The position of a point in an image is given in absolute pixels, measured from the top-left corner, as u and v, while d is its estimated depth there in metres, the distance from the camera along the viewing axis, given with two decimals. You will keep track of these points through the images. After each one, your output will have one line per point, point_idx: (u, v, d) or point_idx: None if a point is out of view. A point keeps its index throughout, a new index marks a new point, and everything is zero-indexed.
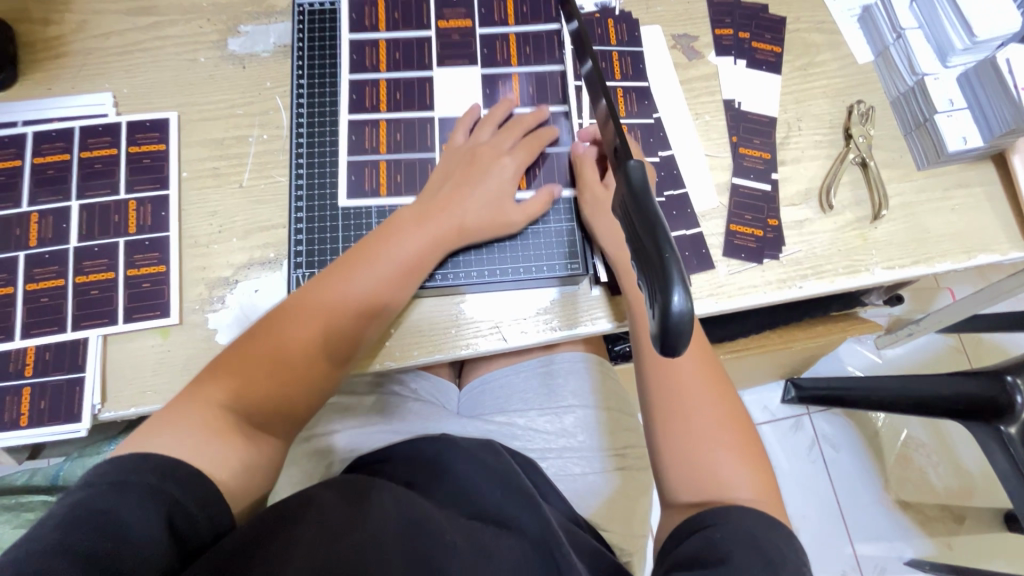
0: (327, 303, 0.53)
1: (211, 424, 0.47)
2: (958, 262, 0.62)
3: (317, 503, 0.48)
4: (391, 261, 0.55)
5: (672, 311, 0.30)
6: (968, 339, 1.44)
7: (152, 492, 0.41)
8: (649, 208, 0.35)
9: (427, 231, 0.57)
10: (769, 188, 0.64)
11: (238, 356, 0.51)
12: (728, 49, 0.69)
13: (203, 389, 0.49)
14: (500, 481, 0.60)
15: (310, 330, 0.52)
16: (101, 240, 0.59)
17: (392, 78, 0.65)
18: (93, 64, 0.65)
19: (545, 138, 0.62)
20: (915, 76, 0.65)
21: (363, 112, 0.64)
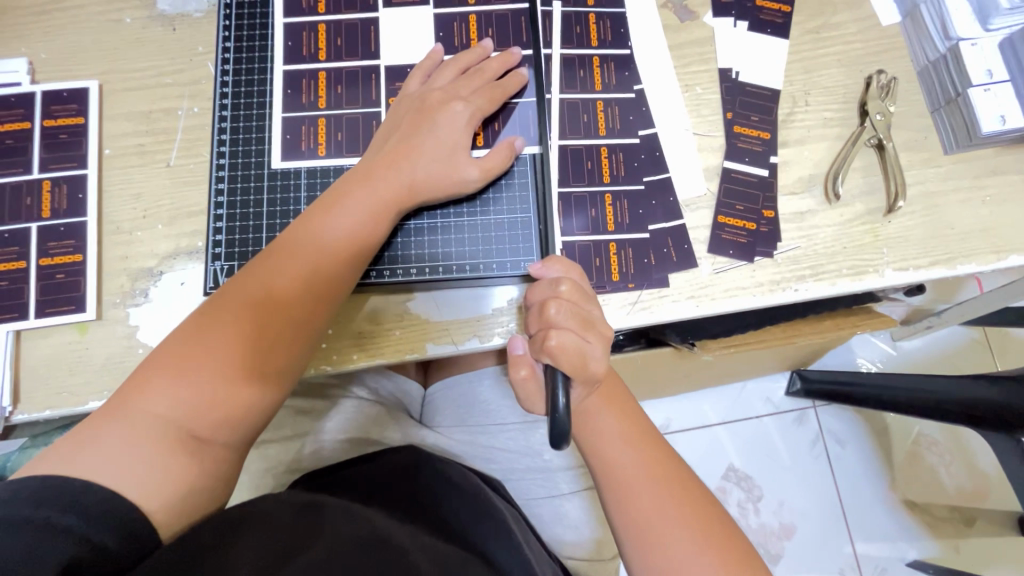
0: (270, 288, 0.46)
1: (140, 435, 0.40)
2: (985, 263, 0.54)
3: (261, 515, 0.42)
4: (338, 225, 0.48)
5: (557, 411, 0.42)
6: (993, 332, 1.33)
7: (56, 529, 0.34)
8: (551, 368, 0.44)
9: (379, 190, 0.49)
10: (766, 174, 0.56)
11: (158, 358, 0.43)
12: (727, 9, 0.59)
13: (129, 394, 0.42)
14: (461, 500, 0.56)
15: (261, 306, 0.45)
16: (12, 225, 0.54)
17: (332, 21, 0.57)
18: (7, 25, 0.59)
19: (508, 86, 0.54)
20: (949, 42, 0.54)
21: (300, 61, 0.57)
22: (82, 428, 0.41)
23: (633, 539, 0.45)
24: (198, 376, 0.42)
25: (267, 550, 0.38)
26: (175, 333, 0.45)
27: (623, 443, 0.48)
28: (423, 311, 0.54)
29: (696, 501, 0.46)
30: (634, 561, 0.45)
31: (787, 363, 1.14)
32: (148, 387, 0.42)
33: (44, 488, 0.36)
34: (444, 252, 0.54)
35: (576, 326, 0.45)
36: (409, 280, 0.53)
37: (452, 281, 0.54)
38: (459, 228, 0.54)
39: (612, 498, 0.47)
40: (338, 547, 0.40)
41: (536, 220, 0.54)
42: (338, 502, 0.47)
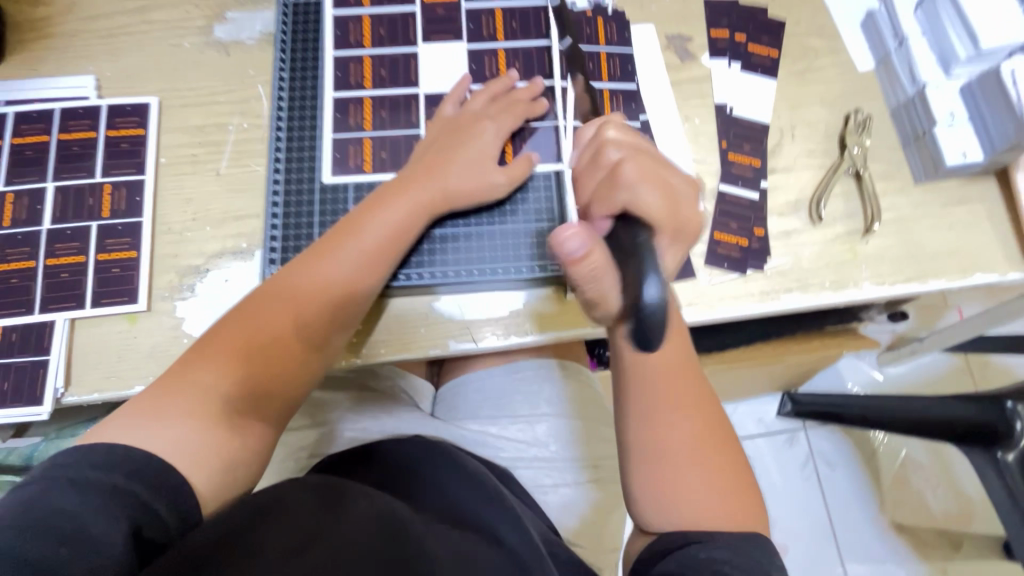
0: (315, 280, 0.51)
1: (198, 407, 0.45)
2: (952, 281, 0.60)
3: (286, 501, 0.43)
4: (379, 227, 0.53)
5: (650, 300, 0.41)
6: (975, 360, 1.39)
7: (117, 491, 0.38)
8: (641, 256, 0.42)
9: (416, 197, 0.54)
10: (756, 197, 0.62)
11: (215, 342, 0.48)
12: (723, 52, 0.66)
13: (188, 368, 0.47)
14: (473, 487, 0.58)
15: (309, 297, 0.50)
16: (74, 224, 0.59)
17: (377, 54, 0.64)
18: (78, 46, 0.65)
19: (530, 111, 0.61)
20: (916, 85, 0.62)
21: (347, 89, 0.63)
22: (143, 399, 0.45)
23: (645, 463, 0.47)
24: (251, 358, 0.48)
25: (287, 543, 0.40)
26: (229, 318, 0.50)
27: (662, 374, 0.48)
28: (445, 310, 0.59)
29: (716, 455, 0.47)
30: (638, 484, 0.47)
31: (778, 382, 1.19)
32: (207, 362, 0.47)
33: (107, 455, 0.40)
34: (468, 255, 0.59)
35: (652, 170, 0.46)
36: (433, 283, 0.58)
37: (474, 283, 0.59)
38: (484, 234, 0.60)
39: (634, 416, 0.48)
40: (353, 546, 0.42)
41: (555, 229, 0.60)
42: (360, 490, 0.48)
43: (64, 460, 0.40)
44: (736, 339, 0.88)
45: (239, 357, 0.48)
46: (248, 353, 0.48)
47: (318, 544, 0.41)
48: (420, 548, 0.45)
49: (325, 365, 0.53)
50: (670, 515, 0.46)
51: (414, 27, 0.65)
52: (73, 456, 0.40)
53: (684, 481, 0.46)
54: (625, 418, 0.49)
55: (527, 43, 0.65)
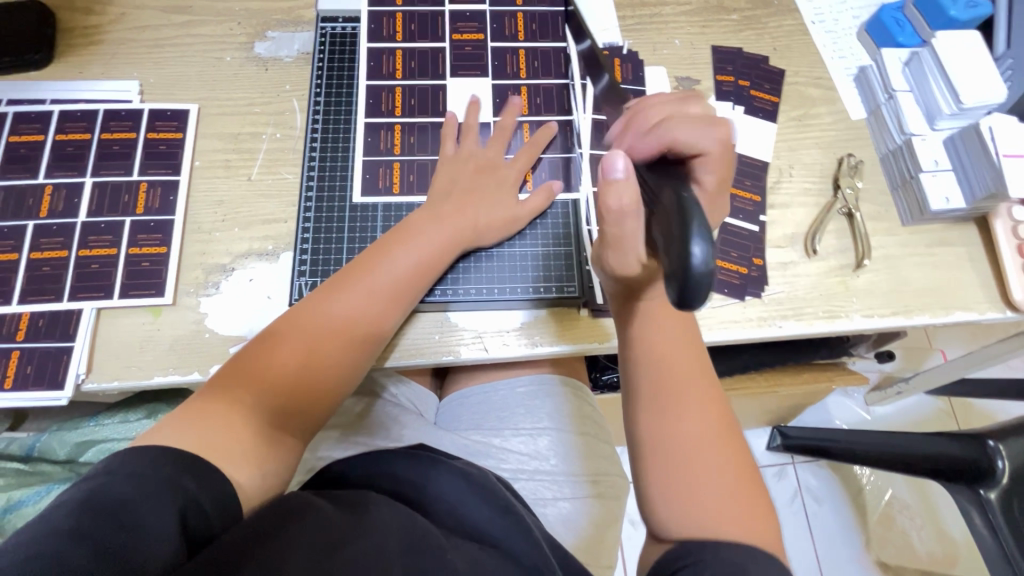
0: (352, 300, 0.54)
1: (245, 418, 0.48)
2: (936, 317, 0.64)
3: (316, 507, 0.46)
4: (413, 253, 0.57)
5: (693, 264, 0.28)
6: (958, 403, 1.43)
7: (175, 487, 0.41)
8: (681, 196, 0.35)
9: (451, 228, 0.59)
10: (756, 229, 0.66)
11: (251, 363, 0.51)
12: (727, 95, 0.72)
13: (235, 386, 0.50)
14: (487, 501, 0.62)
15: (347, 318, 0.53)
16: (109, 218, 0.61)
17: (407, 85, 0.68)
18: (125, 53, 0.69)
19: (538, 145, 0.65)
20: (904, 135, 0.67)
21: (379, 116, 0.67)
22: (191, 410, 0.47)
23: (659, 460, 0.47)
24: (287, 378, 0.51)
25: (316, 540, 0.43)
26: (265, 341, 0.53)
27: (669, 363, 0.50)
28: (460, 320, 0.61)
29: (732, 449, 0.48)
30: (652, 483, 0.47)
31: (769, 414, 1.21)
32: (254, 378, 0.50)
33: (165, 454, 0.42)
34: (490, 274, 0.62)
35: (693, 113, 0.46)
36: (452, 297, 0.61)
37: (493, 300, 0.61)
38: (504, 256, 0.63)
39: (647, 415, 0.49)
40: (381, 549, 0.45)
41: (576, 251, 0.64)
42: (382, 502, 0.51)
43: (124, 456, 0.42)
44: (730, 367, 0.92)
45: (285, 374, 0.51)
46: (292, 368, 0.51)
47: (346, 544, 0.44)
48: (442, 556, 0.49)
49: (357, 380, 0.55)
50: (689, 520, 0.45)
51: (444, 57, 0.70)
52: (133, 453, 0.42)
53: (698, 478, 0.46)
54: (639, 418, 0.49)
55: (548, 83, 0.70)
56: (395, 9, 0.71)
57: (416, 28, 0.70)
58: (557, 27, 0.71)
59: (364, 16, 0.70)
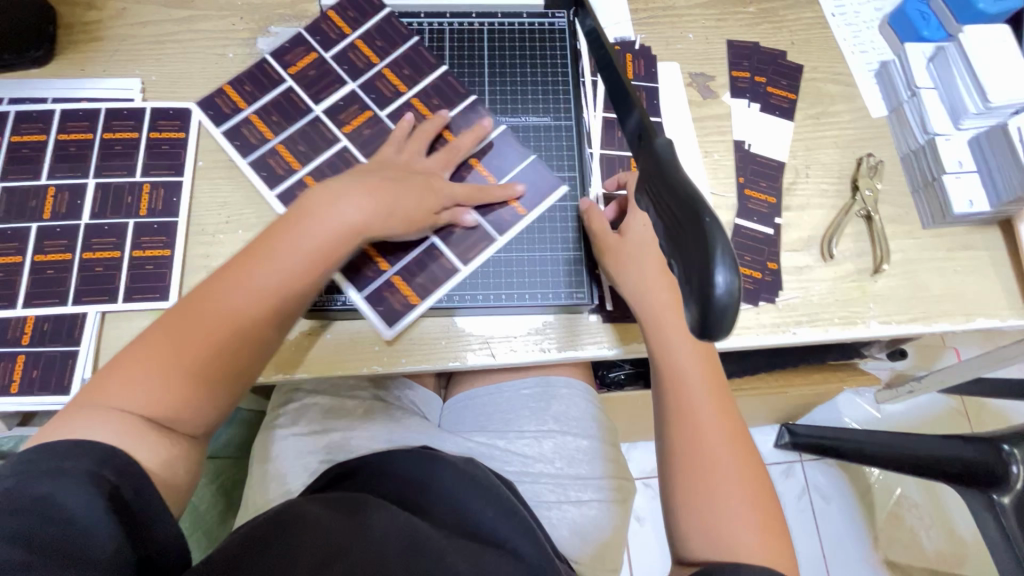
0: (257, 277, 0.48)
1: (136, 401, 0.43)
2: (956, 324, 0.62)
3: (307, 518, 0.49)
4: (323, 223, 0.51)
5: (717, 294, 0.26)
6: (971, 402, 1.41)
7: (93, 476, 0.38)
8: (676, 175, 0.31)
9: (366, 204, 0.53)
10: (770, 232, 0.65)
11: (139, 354, 0.45)
12: (743, 92, 0.69)
13: (127, 364, 0.44)
14: (489, 500, 0.62)
15: (249, 298, 0.48)
16: (112, 220, 0.61)
17: (417, 92, 0.67)
18: (126, 50, 0.68)
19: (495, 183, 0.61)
20: (927, 135, 0.65)
21: (284, 181, 0.63)
22: (87, 394, 0.43)
23: (687, 477, 0.52)
24: (172, 368, 0.44)
25: (317, 552, 0.46)
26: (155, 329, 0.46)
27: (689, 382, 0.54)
28: (467, 326, 0.60)
29: (750, 469, 0.52)
30: (679, 505, 0.51)
31: (778, 413, 1.20)
32: (142, 359, 0.44)
33: (75, 446, 0.39)
34: (495, 278, 0.61)
35: None
36: (457, 302, 0.60)
37: (500, 306, 0.60)
38: (513, 261, 0.61)
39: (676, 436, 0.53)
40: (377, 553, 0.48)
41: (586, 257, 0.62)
42: (374, 502, 0.53)
43: (28, 455, 0.39)
44: (740, 367, 0.90)
45: (174, 353, 0.45)
46: (181, 353, 0.45)
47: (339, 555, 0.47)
48: (441, 556, 0.51)
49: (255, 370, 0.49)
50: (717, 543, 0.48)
51: (397, 91, 0.67)
52: (39, 451, 0.39)
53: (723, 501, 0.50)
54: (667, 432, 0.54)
55: (557, 89, 0.69)
56: (285, 75, 0.66)
57: (311, 77, 0.66)
58: (564, 39, 0.71)
59: (277, 93, 0.66)
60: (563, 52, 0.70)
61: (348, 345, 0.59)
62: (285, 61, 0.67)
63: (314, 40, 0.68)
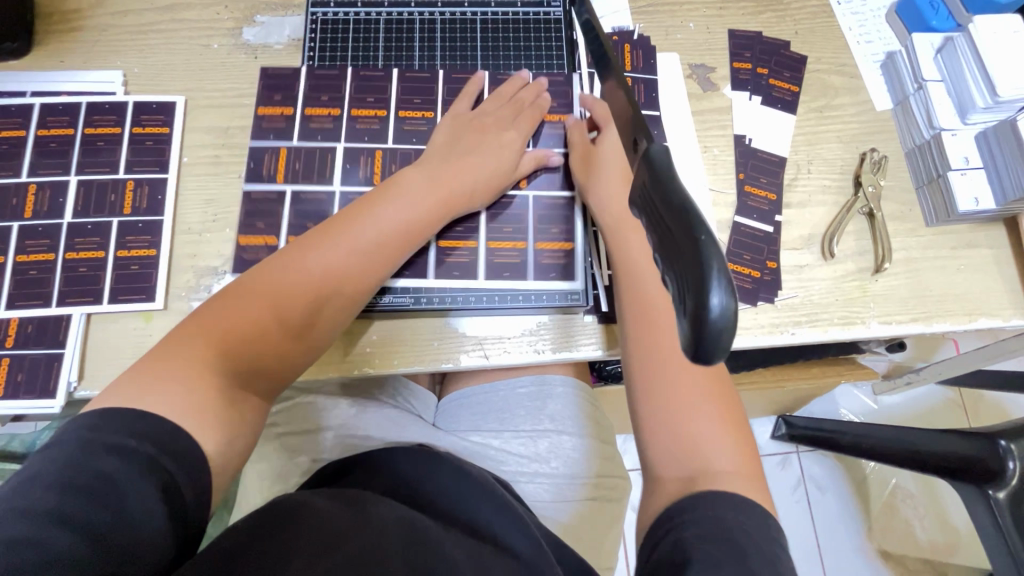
0: (345, 250, 0.52)
1: (219, 358, 0.45)
2: (958, 324, 0.61)
3: (309, 508, 0.46)
4: (403, 206, 0.55)
5: (710, 315, 0.24)
6: (968, 394, 1.41)
7: (150, 462, 0.37)
8: (672, 186, 0.29)
9: (442, 183, 0.57)
10: (770, 230, 0.63)
11: (230, 312, 0.47)
12: (744, 84, 0.67)
13: (199, 328, 0.46)
14: (494, 501, 0.61)
15: (335, 268, 0.51)
16: (95, 219, 0.59)
17: (394, 109, 0.64)
18: (107, 41, 0.66)
19: (541, 108, 0.64)
20: (933, 130, 0.63)
21: (262, 183, 0.61)
22: (164, 349, 0.44)
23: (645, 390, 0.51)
24: (262, 328, 0.48)
25: (319, 539, 0.43)
26: (245, 288, 0.49)
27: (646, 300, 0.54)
28: (461, 327, 0.59)
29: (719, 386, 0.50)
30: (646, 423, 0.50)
31: (776, 406, 1.20)
32: (224, 321, 0.47)
33: (139, 419, 0.39)
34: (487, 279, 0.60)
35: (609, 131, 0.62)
36: (449, 305, 0.59)
37: (496, 308, 0.59)
38: (510, 262, 0.60)
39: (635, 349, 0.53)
40: (383, 539, 0.46)
41: (582, 256, 0.61)
42: (377, 497, 0.52)
43: (91, 421, 0.38)
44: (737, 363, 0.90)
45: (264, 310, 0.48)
46: (268, 316, 0.48)
47: (345, 544, 0.44)
48: (438, 550, 0.49)
49: (322, 347, 0.52)
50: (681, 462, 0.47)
51: (382, 118, 0.64)
52: (103, 416, 0.39)
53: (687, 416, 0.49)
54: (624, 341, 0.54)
55: (550, 81, 0.67)
56: (280, 185, 0.61)
57: (301, 167, 0.62)
58: (560, 29, 0.69)
59: (286, 201, 0.61)
60: (559, 45, 0.68)
61: (338, 347, 0.58)
62: (265, 174, 0.62)
63: (270, 140, 0.63)
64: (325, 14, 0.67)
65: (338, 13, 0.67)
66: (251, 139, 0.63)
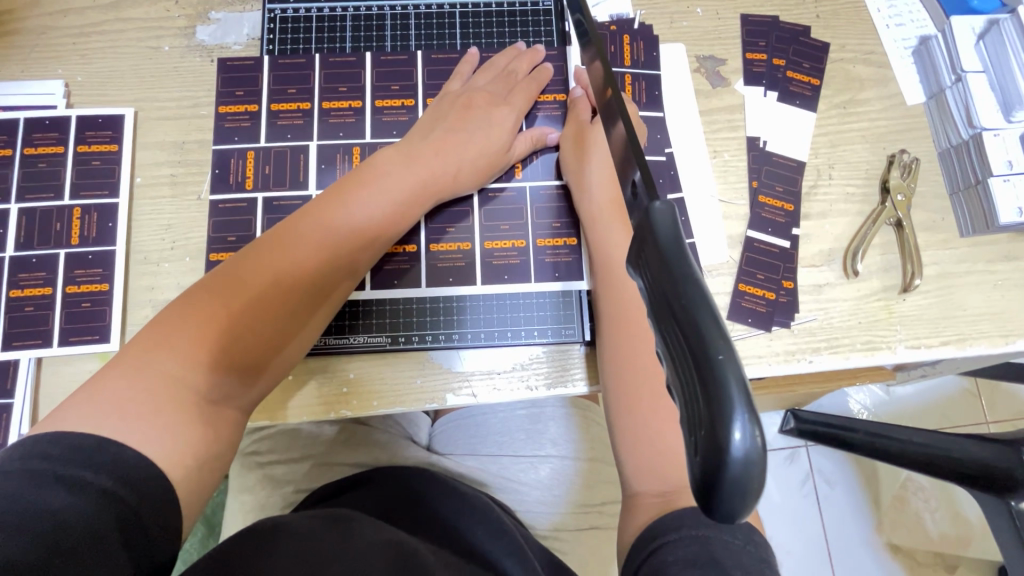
0: (325, 239, 0.46)
1: (182, 367, 0.38)
2: (993, 347, 0.55)
3: (290, 531, 0.42)
4: (388, 190, 0.49)
5: (731, 448, 0.18)
6: (985, 384, 1.35)
7: (110, 499, 0.32)
8: (680, 259, 0.23)
9: (430, 162, 0.51)
10: (787, 245, 0.57)
11: (194, 313, 0.40)
12: (759, 78, 0.60)
13: (160, 333, 0.39)
14: (489, 524, 0.57)
15: (315, 262, 0.45)
16: (40, 251, 0.54)
17: (366, 97, 0.58)
18: (45, 46, 0.58)
19: (538, 79, 0.58)
20: (972, 130, 0.56)
21: (227, 191, 0.56)
22: (119, 364, 0.38)
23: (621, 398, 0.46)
24: (231, 330, 0.41)
25: (297, 563, 0.39)
26: (210, 285, 0.42)
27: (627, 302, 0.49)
28: (445, 362, 0.53)
29: None
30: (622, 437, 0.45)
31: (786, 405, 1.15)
32: (190, 323, 0.40)
33: (95, 452, 0.33)
34: (473, 310, 0.54)
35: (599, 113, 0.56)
36: (431, 342, 0.53)
37: (485, 343, 0.54)
38: (502, 290, 0.55)
39: (612, 360, 0.48)
40: (365, 553, 0.42)
41: (578, 283, 0.55)
42: (361, 517, 0.48)
43: (43, 446, 0.33)
44: None
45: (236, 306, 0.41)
46: (239, 312, 0.41)
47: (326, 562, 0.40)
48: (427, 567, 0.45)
49: (298, 357, 0.46)
50: (659, 476, 0.42)
51: (356, 110, 0.57)
52: (56, 441, 0.33)
53: (665, 425, 0.44)
54: (601, 345, 0.49)
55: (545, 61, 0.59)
56: (250, 194, 0.56)
57: (272, 173, 0.56)
58: (550, 21, 0.61)
59: (259, 210, 0.55)
60: (549, 40, 0.61)
61: (311, 386, 0.52)
62: (233, 182, 0.56)
63: (235, 143, 0.57)
64: (288, 8, 0.60)
65: (302, 7, 0.60)
66: (213, 143, 0.57)
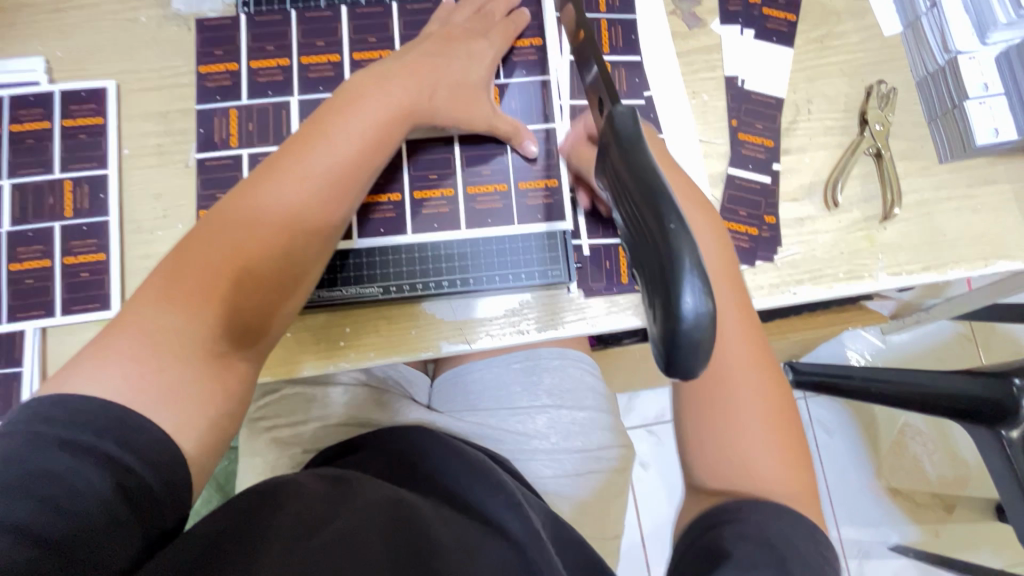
0: (311, 178, 0.45)
1: (190, 322, 0.39)
2: (973, 269, 0.56)
3: (292, 490, 0.43)
4: (368, 122, 0.48)
5: (687, 319, 0.20)
6: (980, 327, 1.37)
7: (112, 462, 0.34)
8: (639, 158, 0.24)
9: (408, 86, 0.50)
10: (768, 180, 0.58)
11: (195, 267, 0.41)
12: (735, 16, 0.60)
13: (166, 291, 0.40)
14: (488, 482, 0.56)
15: (304, 202, 0.45)
16: (35, 225, 0.55)
17: (345, 53, 0.58)
18: (22, 23, 0.59)
19: (515, 22, 0.58)
20: (948, 55, 0.57)
21: (212, 150, 0.56)
22: (127, 324, 0.39)
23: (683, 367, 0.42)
24: (232, 279, 0.41)
25: (297, 527, 0.39)
26: (204, 238, 0.43)
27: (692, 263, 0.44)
28: (437, 313, 0.55)
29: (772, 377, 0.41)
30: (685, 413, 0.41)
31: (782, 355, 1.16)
32: (191, 278, 0.41)
33: (101, 415, 0.35)
34: (462, 261, 0.55)
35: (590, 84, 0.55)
36: (422, 291, 0.55)
37: (473, 290, 0.55)
38: (487, 238, 0.56)
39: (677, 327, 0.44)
40: (365, 522, 0.42)
41: (562, 225, 0.56)
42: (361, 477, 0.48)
43: (50, 412, 0.35)
44: None
45: (232, 257, 0.42)
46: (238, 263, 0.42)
47: (324, 528, 0.40)
48: (427, 529, 0.44)
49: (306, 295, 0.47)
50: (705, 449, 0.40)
51: (335, 64, 0.58)
52: (63, 407, 0.35)
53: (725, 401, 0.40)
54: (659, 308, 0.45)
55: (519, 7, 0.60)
56: (235, 151, 0.56)
57: (255, 129, 0.57)
58: None
59: (244, 166, 0.56)
60: None
61: (310, 341, 0.54)
62: (217, 142, 0.57)
63: (217, 102, 0.57)
64: None
65: None
66: (196, 104, 0.57)
